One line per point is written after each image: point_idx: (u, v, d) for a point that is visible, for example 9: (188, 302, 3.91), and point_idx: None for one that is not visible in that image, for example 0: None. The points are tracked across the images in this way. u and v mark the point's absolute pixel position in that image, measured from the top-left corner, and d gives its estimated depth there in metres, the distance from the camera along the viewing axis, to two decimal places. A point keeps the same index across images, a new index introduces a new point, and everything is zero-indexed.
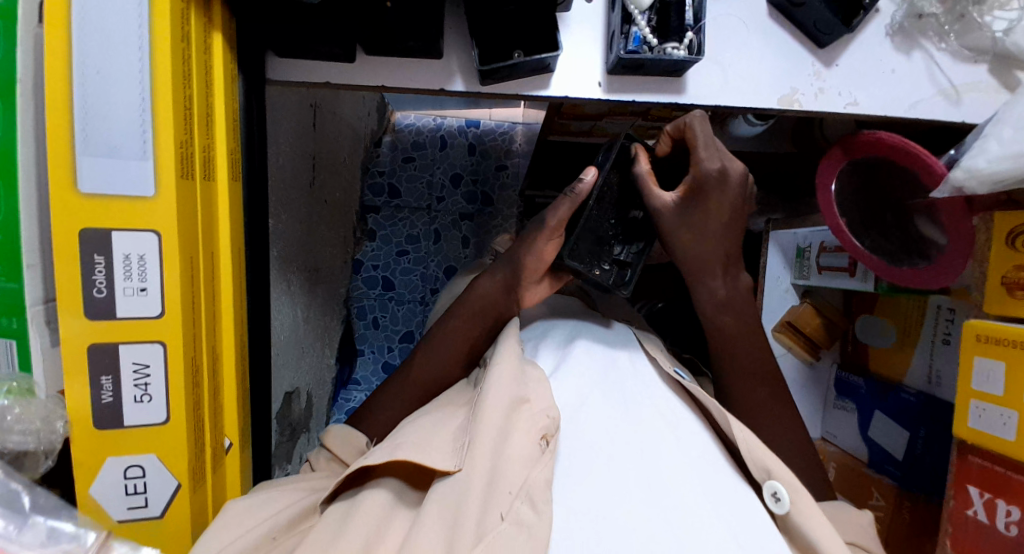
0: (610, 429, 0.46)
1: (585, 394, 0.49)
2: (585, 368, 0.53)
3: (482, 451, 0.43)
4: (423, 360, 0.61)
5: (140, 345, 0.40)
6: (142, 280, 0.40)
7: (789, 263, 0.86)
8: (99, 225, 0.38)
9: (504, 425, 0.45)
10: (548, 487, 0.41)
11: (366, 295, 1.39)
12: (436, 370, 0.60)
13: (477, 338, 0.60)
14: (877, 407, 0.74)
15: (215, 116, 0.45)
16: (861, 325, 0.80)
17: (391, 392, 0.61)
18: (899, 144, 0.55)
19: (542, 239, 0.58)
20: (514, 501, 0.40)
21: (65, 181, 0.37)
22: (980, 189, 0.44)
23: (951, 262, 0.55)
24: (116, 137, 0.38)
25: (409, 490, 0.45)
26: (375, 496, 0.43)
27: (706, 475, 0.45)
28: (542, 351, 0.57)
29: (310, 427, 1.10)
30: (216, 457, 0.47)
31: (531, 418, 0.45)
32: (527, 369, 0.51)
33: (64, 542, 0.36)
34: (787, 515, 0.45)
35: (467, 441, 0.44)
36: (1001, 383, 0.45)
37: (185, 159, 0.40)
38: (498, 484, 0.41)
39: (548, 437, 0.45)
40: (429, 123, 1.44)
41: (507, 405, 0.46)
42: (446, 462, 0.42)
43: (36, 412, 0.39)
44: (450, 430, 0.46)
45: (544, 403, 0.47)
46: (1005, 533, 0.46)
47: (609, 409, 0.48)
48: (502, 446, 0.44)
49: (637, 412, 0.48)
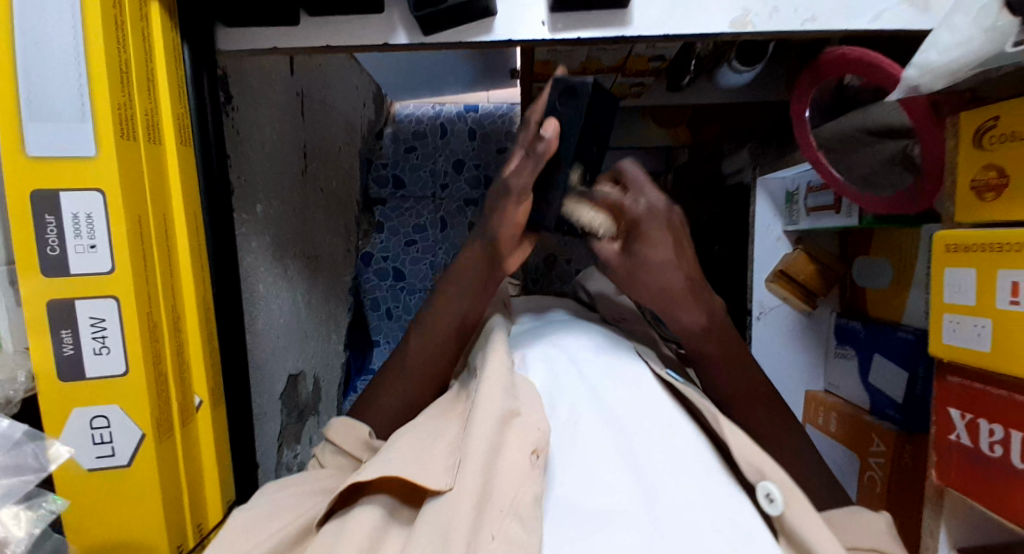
0: (604, 445, 0.44)
1: (576, 412, 0.47)
2: (576, 383, 0.50)
3: (473, 469, 0.41)
4: (416, 350, 0.62)
5: (95, 300, 0.42)
6: (91, 237, 0.41)
7: (779, 209, 0.83)
8: (48, 186, 0.41)
9: (495, 438, 0.44)
10: (537, 504, 0.40)
11: (378, 286, 1.42)
12: (430, 356, 0.61)
13: (470, 317, 0.62)
14: (876, 349, 0.72)
15: (157, 82, 0.47)
16: (859, 267, 0.77)
17: (392, 383, 0.61)
18: (860, 57, 0.53)
19: (512, 206, 0.56)
20: (504, 518, 0.39)
21: (14, 145, 0.40)
22: (934, 84, 0.44)
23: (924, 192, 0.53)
24: (57, 103, 0.40)
25: (403, 506, 0.44)
26: (366, 512, 0.42)
27: (706, 486, 0.42)
28: (530, 361, 0.54)
29: (319, 411, 1.12)
30: (185, 412, 0.49)
31: (523, 431, 0.44)
32: (517, 382, 0.50)
33: None
34: (783, 516, 0.43)
35: (458, 460, 0.42)
36: (973, 291, 0.44)
37: (126, 121, 0.42)
38: (488, 501, 0.40)
39: (539, 451, 0.43)
40: (428, 112, 1.47)
41: (497, 418, 0.44)
42: (439, 482, 0.41)
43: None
44: (444, 447, 0.45)
45: (536, 417, 0.46)
46: (990, 454, 0.43)
47: (603, 430, 0.45)
48: (494, 460, 0.42)
49: (629, 417, 0.46)
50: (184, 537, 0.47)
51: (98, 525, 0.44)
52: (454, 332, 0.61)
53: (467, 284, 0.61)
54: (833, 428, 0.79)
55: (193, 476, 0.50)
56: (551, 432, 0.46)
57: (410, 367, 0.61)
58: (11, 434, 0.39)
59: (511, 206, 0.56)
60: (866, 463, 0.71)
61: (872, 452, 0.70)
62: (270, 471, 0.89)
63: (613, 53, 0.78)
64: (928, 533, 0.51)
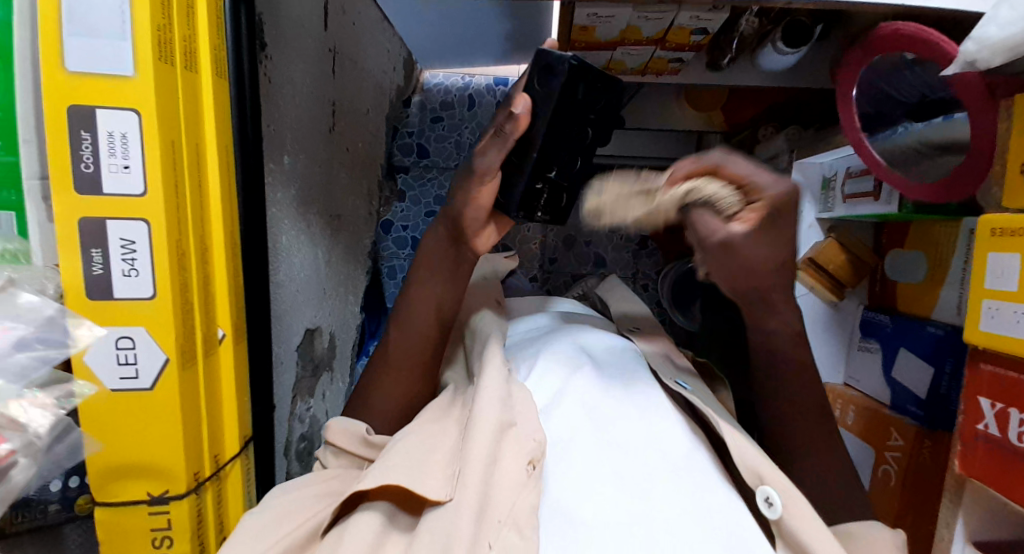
0: (611, 454, 0.43)
1: (577, 419, 0.47)
2: (585, 392, 0.50)
3: (472, 481, 0.42)
4: (397, 338, 0.62)
5: (127, 222, 0.42)
6: (125, 158, 0.41)
7: (814, 196, 0.81)
8: (85, 103, 0.40)
9: (493, 448, 0.44)
10: (534, 514, 0.40)
11: (397, 254, 1.42)
12: (415, 342, 0.61)
13: (447, 300, 0.63)
14: (902, 343, 0.70)
15: (197, 10, 0.46)
16: (891, 260, 0.75)
17: (395, 373, 0.61)
18: (916, 32, 0.51)
19: (475, 188, 0.57)
20: (501, 528, 0.39)
21: (53, 59, 0.39)
22: (992, 59, 0.42)
23: (964, 181, 0.52)
24: (98, 17, 0.39)
25: (400, 513, 0.44)
26: (367, 519, 0.42)
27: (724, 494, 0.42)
28: (535, 369, 0.54)
29: (334, 369, 1.13)
30: (208, 344, 0.49)
31: (519, 441, 0.45)
32: (514, 391, 0.50)
33: None
34: (782, 520, 0.44)
35: (457, 470, 0.43)
36: (1015, 278, 0.43)
37: (165, 43, 0.42)
38: (487, 511, 0.41)
39: (536, 462, 0.44)
40: (457, 82, 1.45)
41: (494, 429, 0.45)
42: (438, 492, 0.42)
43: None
44: (439, 457, 0.46)
45: (532, 426, 0.46)
46: (1018, 444, 0.42)
47: (598, 439, 0.45)
48: (491, 472, 0.43)
49: (624, 426, 0.46)
50: (200, 466, 0.48)
51: (118, 446, 0.45)
52: (435, 315, 0.62)
53: (438, 267, 0.62)
54: (850, 421, 0.77)
55: (212, 411, 0.50)
56: (547, 439, 0.46)
57: (396, 351, 0.61)
58: (44, 310, 0.41)
59: (474, 188, 0.57)
60: (881, 457, 0.70)
61: (889, 446, 0.69)
62: (284, 422, 0.91)
63: (654, 22, 0.76)
64: (944, 525, 0.51)
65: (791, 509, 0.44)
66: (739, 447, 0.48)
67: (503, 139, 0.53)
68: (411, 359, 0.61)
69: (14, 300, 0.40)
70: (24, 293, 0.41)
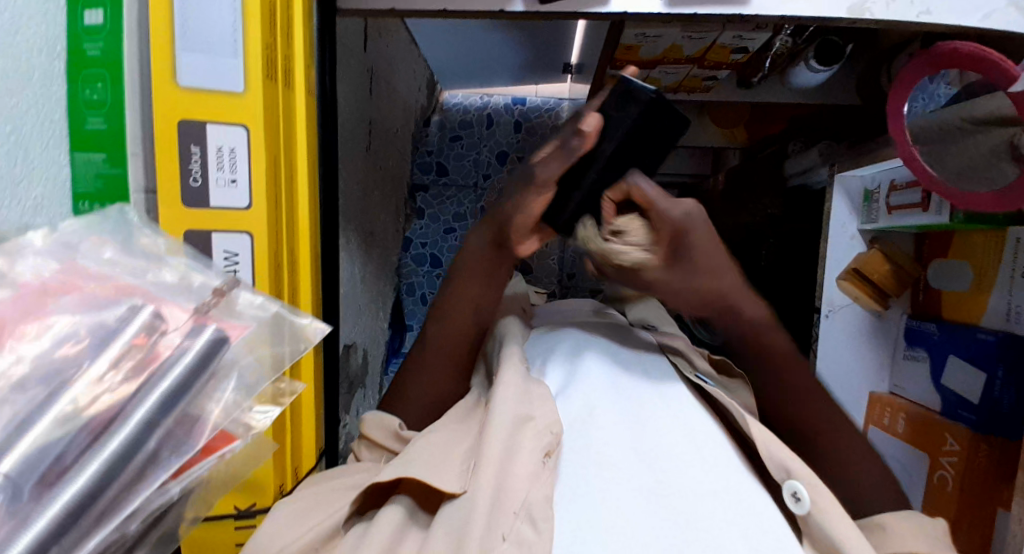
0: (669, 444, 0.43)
1: (596, 404, 0.46)
2: (595, 387, 0.49)
3: (489, 470, 0.39)
4: (434, 333, 0.60)
5: (232, 234, 0.43)
6: (232, 172, 0.43)
7: (856, 208, 0.85)
8: (195, 118, 0.41)
9: (508, 443, 0.41)
10: (548, 504, 0.37)
11: (415, 272, 1.41)
12: (449, 339, 0.60)
13: (485, 301, 0.61)
14: (952, 350, 0.71)
15: (294, 28, 0.47)
16: (935, 270, 0.77)
17: (431, 369, 0.60)
18: (973, 51, 0.53)
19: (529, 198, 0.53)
20: (516, 520, 0.36)
21: (165, 75, 0.40)
22: None
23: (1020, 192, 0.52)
24: (212, 36, 0.40)
25: (420, 510, 0.41)
26: (387, 512, 0.40)
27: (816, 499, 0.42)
28: (551, 366, 0.53)
29: (366, 385, 1.13)
30: None
31: (536, 433, 0.42)
32: (532, 387, 0.48)
33: (194, 282, 0.34)
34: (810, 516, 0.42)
35: (473, 463, 0.41)
36: None
37: (270, 60, 0.43)
38: (503, 499, 0.37)
39: (552, 453, 0.42)
40: (475, 102, 1.48)
41: (509, 424, 0.43)
42: (452, 484, 0.39)
43: (184, 252, 0.37)
44: (460, 452, 0.43)
45: (549, 417, 0.44)
46: None
47: (620, 427, 0.44)
48: (506, 464, 0.40)
49: (647, 422, 0.45)
50: (284, 479, 0.49)
51: None
52: (474, 312, 0.60)
53: (477, 267, 0.60)
54: (900, 429, 0.78)
55: (297, 422, 0.51)
56: (566, 427, 0.44)
57: (432, 349, 0.60)
58: (266, 307, 0.34)
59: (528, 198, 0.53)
60: (937, 462, 0.71)
61: (943, 451, 0.70)
62: None
63: (696, 41, 0.79)
64: (1019, 527, 0.51)
65: (820, 505, 0.42)
66: (766, 441, 0.46)
67: (568, 153, 0.50)
68: (446, 356, 0.60)
69: (235, 302, 0.34)
70: (241, 289, 0.35)
